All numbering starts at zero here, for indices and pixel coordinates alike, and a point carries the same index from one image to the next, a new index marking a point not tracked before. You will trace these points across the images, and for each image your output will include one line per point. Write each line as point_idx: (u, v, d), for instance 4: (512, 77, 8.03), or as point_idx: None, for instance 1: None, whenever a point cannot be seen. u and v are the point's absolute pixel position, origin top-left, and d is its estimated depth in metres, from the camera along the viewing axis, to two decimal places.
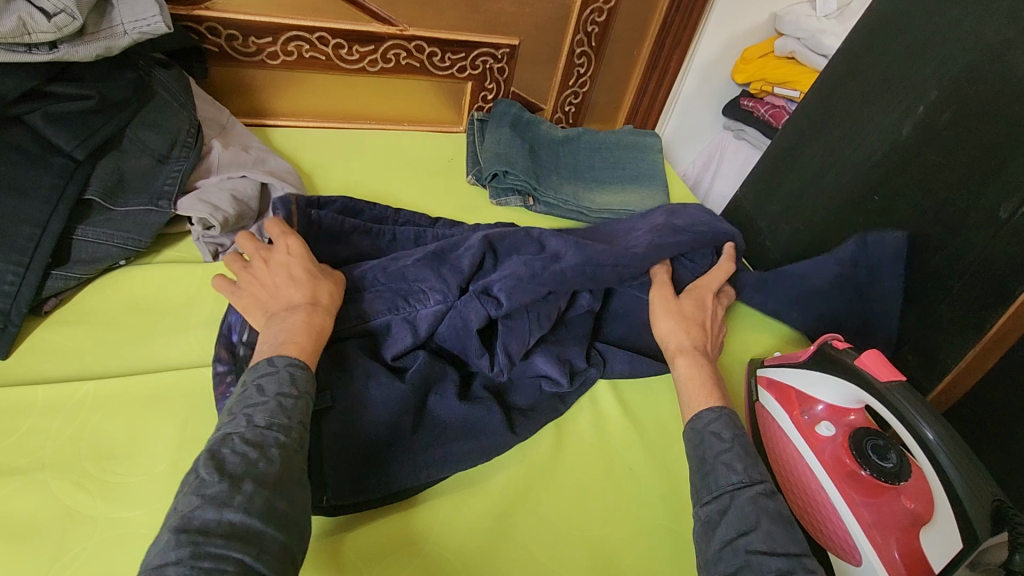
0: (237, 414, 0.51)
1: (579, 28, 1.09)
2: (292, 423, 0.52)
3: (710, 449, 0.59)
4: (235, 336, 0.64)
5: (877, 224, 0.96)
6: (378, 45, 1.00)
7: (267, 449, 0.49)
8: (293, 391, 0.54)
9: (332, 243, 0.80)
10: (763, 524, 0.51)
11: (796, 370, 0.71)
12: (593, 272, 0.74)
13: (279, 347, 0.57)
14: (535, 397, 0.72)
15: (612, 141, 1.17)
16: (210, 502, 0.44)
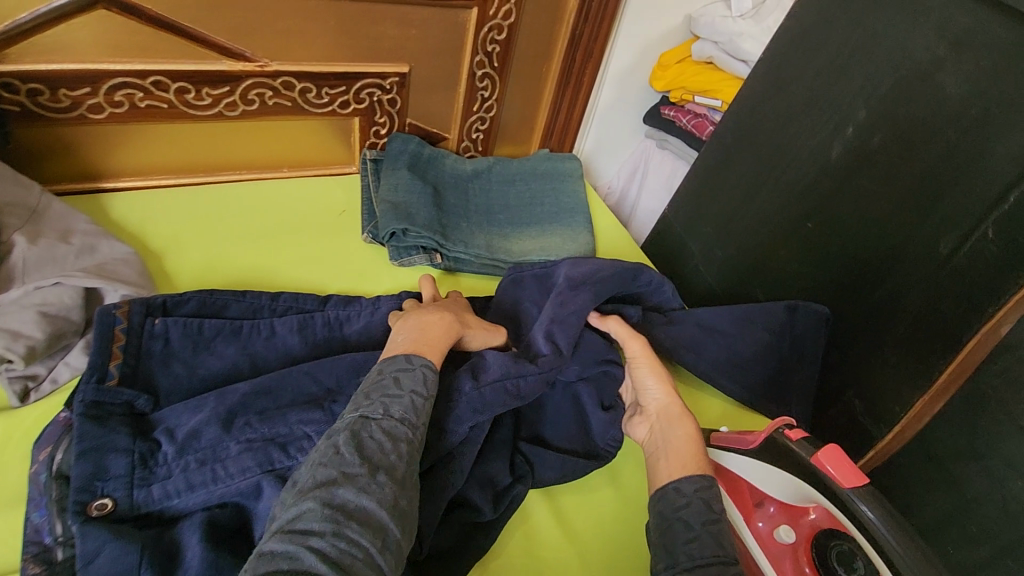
0: (376, 400, 0.54)
1: (477, 49, 0.95)
2: (420, 422, 0.55)
3: (695, 516, 0.54)
4: (46, 536, 0.51)
5: (812, 253, 0.89)
6: (234, 86, 0.83)
7: (398, 442, 0.52)
8: (425, 392, 0.57)
9: (186, 359, 0.64)
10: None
11: (745, 460, 0.63)
12: (517, 386, 0.64)
13: (415, 350, 0.60)
14: (455, 537, 0.62)
15: (527, 171, 1.05)
16: (350, 482, 0.48)
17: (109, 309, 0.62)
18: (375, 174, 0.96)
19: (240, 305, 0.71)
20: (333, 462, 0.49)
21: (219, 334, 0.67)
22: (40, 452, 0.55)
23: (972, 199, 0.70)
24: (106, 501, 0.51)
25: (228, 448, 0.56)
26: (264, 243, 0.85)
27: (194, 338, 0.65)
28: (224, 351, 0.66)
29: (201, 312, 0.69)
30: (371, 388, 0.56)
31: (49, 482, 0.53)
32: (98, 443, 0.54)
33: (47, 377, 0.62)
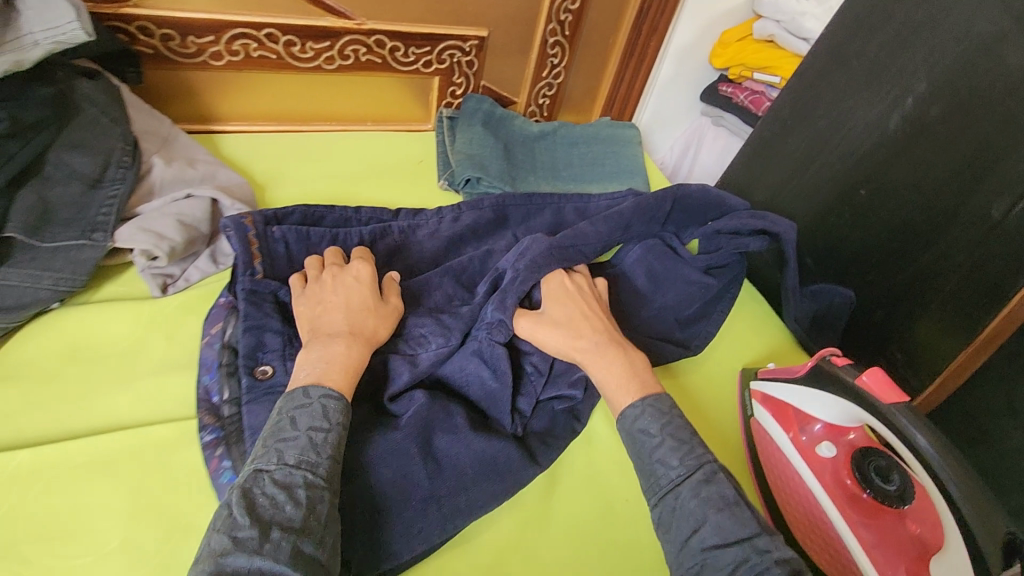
0: (269, 449, 0.49)
1: (552, 18, 1.02)
2: (323, 460, 0.50)
3: (643, 447, 0.57)
4: (216, 397, 0.61)
5: (863, 218, 0.93)
6: (334, 42, 0.92)
7: (294, 490, 0.47)
8: (325, 425, 0.52)
9: (300, 265, 0.74)
10: (710, 518, 0.51)
11: (792, 387, 0.68)
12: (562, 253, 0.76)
13: (317, 379, 0.55)
14: (548, 423, 0.69)
15: (590, 135, 1.12)
16: (242, 547, 0.43)
17: (238, 219, 0.71)
18: (450, 131, 1.04)
19: (331, 218, 0.80)
20: (223, 527, 0.44)
21: (324, 240, 0.76)
22: (211, 329, 0.66)
23: None
24: (267, 367, 0.62)
25: None
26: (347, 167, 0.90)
27: (305, 242, 0.74)
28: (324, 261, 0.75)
29: (304, 222, 0.77)
30: (267, 434, 0.51)
31: (221, 351, 0.64)
32: (258, 322, 0.64)
33: (184, 278, 0.71)
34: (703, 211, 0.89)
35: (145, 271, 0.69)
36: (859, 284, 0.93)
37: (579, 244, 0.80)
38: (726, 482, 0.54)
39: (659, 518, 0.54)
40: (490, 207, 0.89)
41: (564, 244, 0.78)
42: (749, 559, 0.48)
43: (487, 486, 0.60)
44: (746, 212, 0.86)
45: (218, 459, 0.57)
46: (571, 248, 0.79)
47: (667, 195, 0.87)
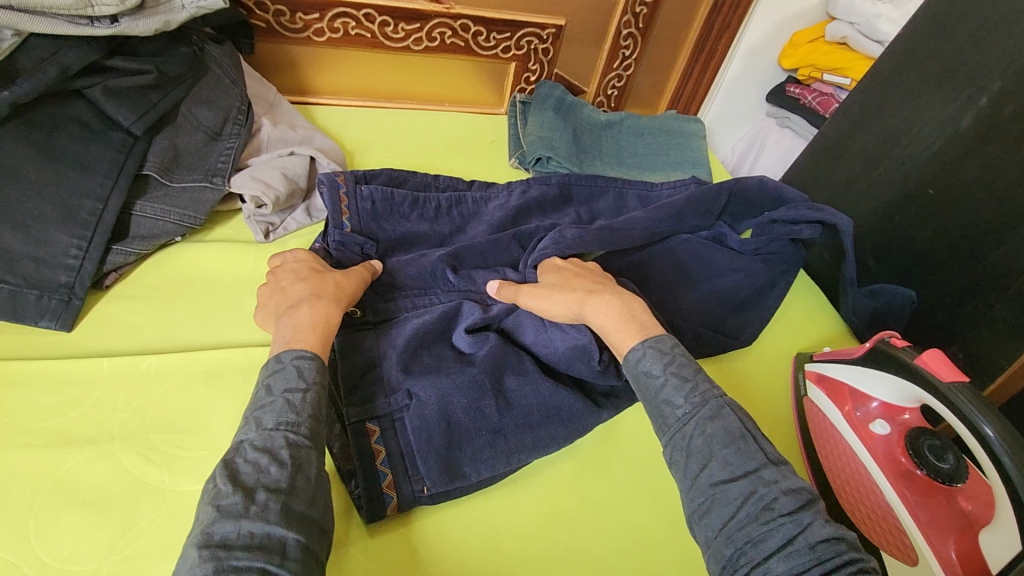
0: (249, 419, 0.51)
1: (627, 9, 1.06)
2: (303, 419, 0.51)
3: (651, 391, 0.56)
4: None
5: (930, 217, 0.93)
6: (424, 23, 0.99)
7: (278, 451, 0.48)
8: (301, 384, 0.53)
9: (383, 218, 0.81)
10: (717, 452, 0.50)
11: (850, 367, 0.71)
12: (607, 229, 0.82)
13: (287, 342, 0.57)
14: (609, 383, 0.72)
15: (655, 126, 1.15)
16: (229, 513, 0.43)
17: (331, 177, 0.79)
18: (522, 115, 1.09)
19: (414, 182, 0.87)
20: (210, 495, 0.45)
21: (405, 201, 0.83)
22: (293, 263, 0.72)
23: None
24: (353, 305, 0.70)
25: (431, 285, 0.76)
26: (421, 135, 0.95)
27: (389, 202, 0.81)
28: (405, 220, 0.82)
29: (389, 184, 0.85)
30: (247, 409, 0.53)
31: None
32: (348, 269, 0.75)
33: (281, 226, 0.78)
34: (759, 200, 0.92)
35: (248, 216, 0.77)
36: (922, 283, 0.94)
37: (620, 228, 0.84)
38: (733, 416, 0.52)
39: (672, 455, 0.53)
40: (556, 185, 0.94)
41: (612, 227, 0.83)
42: (756, 491, 0.48)
43: (549, 429, 0.66)
44: (805, 204, 0.88)
45: None
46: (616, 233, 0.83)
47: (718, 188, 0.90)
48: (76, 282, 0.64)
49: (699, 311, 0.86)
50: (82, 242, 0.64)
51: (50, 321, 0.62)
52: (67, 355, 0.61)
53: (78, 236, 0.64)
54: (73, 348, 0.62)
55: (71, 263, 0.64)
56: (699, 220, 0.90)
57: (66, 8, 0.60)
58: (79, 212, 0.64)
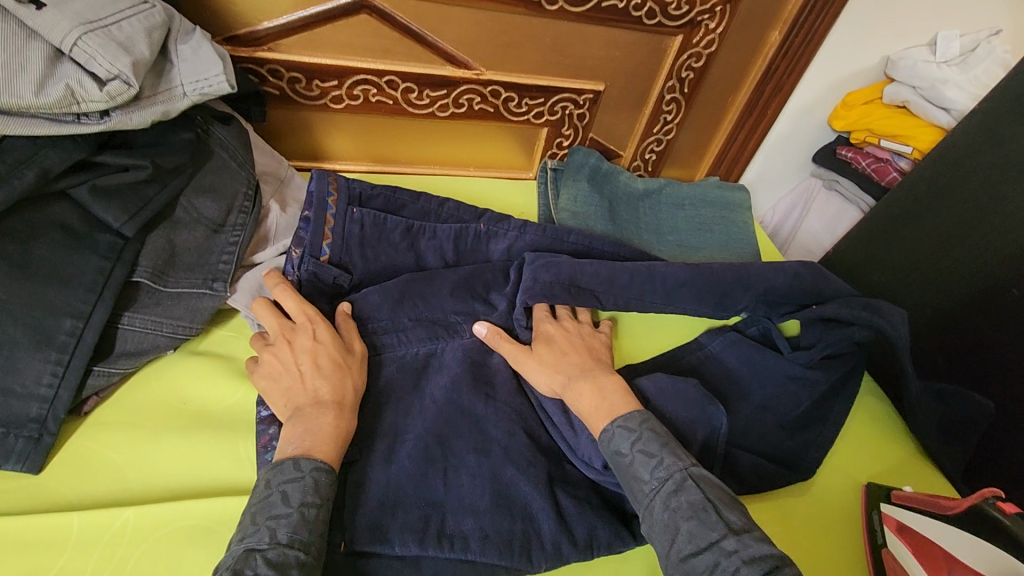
0: (260, 526, 0.51)
1: (673, 74, 0.97)
2: (312, 537, 0.51)
3: (626, 470, 0.60)
4: None
5: (1011, 320, 0.84)
6: (451, 89, 0.91)
7: (290, 571, 0.48)
8: (316, 499, 0.53)
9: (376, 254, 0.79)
10: (680, 525, 0.54)
11: (935, 521, 0.63)
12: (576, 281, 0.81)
13: (306, 452, 0.55)
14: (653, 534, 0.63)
15: (697, 196, 1.06)
16: None
17: (324, 174, 0.78)
18: (554, 184, 0.99)
19: (428, 243, 0.83)
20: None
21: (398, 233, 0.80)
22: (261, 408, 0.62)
23: None
24: None
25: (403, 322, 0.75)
26: (447, 213, 0.86)
27: (379, 229, 0.79)
28: (411, 334, 0.75)
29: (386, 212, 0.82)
30: (256, 509, 0.52)
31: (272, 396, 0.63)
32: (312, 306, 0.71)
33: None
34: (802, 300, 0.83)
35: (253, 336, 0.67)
36: (1000, 394, 0.85)
37: (601, 288, 0.81)
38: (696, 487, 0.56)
39: (649, 530, 0.57)
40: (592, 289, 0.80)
41: (583, 276, 0.81)
42: (719, 563, 0.51)
43: None
44: (860, 300, 0.80)
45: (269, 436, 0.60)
46: (590, 291, 0.81)
47: (731, 277, 0.82)
48: (49, 415, 0.56)
49: (749, 428, 0.77)
50: (58, 367, 0.56)
51: (16, 465, 0.54)
52: (36, 506, 0.54)
53: (53, 361, 0.56)
54: (43, 495, 0.54)
55: (44, 393, 0.56)
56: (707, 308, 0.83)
57: (48, 107, 0.52)
58: (57, 335, 0.56)
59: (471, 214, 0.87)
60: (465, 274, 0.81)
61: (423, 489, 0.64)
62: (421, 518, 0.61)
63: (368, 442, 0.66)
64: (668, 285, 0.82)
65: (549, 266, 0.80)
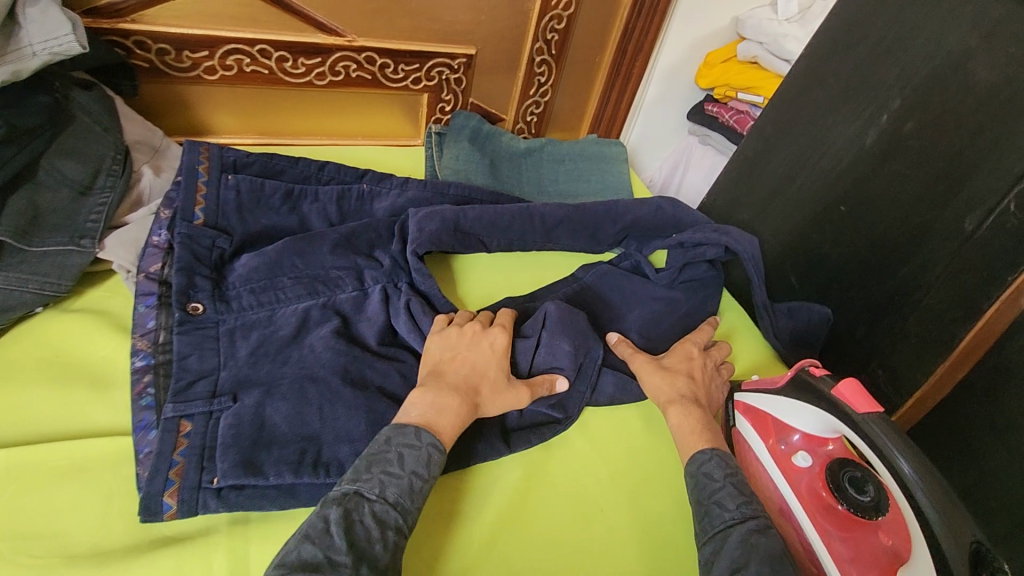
0: (376, 475, 0.55)
1: (538, 36, 1.05)
2: (413, 507, 0.55)
3: (704, 489, 0.61)
4: (150, 323, 0.67)
5: (844, 234, 0.94)
6: (325, 57, 0.94)
7: (387, 532, 0.52)
8: (425, 473, 0.56)
9: (255, 212, 0.80)
10: (752, 563, 0.52)
11: (769, 395, 0.69)
12: (463, 230, 0.83)
13: (426, 423, 0.59)
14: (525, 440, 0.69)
15: (577, 152, 1.14)
16: (335, 570, 0.47)
17: (196, 145, 0.80)
18: (439, 146, 1.05)
19: (311, 205, 0.84)
20: (320, 543, 0.49)
21: (277, 194, 0.82)
22: (133, 360, 0.64)
23: (997, 177, 0.75)
24: (198, 304, 0.69)
25: (283, 280, 0.75)
26: (329, 175, 0.88)
27: (257, 194, 0.81)
28: (291, 292, 0.74)
29: (263, 174, 0.84)
30: (372, 460, 0.56)
31: (153, 349, 0.65)
32: (189, 265, 0.71)
33: (161, 329, 0.66)
34: (662, 231, 0.91)
35: (137, 307, 0.67)
36: (842, 300, 0.94)
37: (486, 234, 0.86)
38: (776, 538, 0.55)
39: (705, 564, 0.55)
40: (477, 237, 0.86)
41: (468, 222, 0.83)
42: None
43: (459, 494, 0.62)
44: (710, 225, 0.88)
45: (144, 384, 0.62)
46: (474, 237, 0.85)
47: (601, 213, 0.89)
48: None
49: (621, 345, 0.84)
50: None
51: None
52: None
53: None
54: None
55: None
56: (578, 243, 0.91)
57: None
58: None
59: (352, 175, 0.89)
60: (347, 231, 0.80)
61: (299, 426, 0.61)
62: (298, 451, 0.59)
63: (241, 389, 0.63)
64: (547, 225, 0.88)
65: (433, 215, 0.81)
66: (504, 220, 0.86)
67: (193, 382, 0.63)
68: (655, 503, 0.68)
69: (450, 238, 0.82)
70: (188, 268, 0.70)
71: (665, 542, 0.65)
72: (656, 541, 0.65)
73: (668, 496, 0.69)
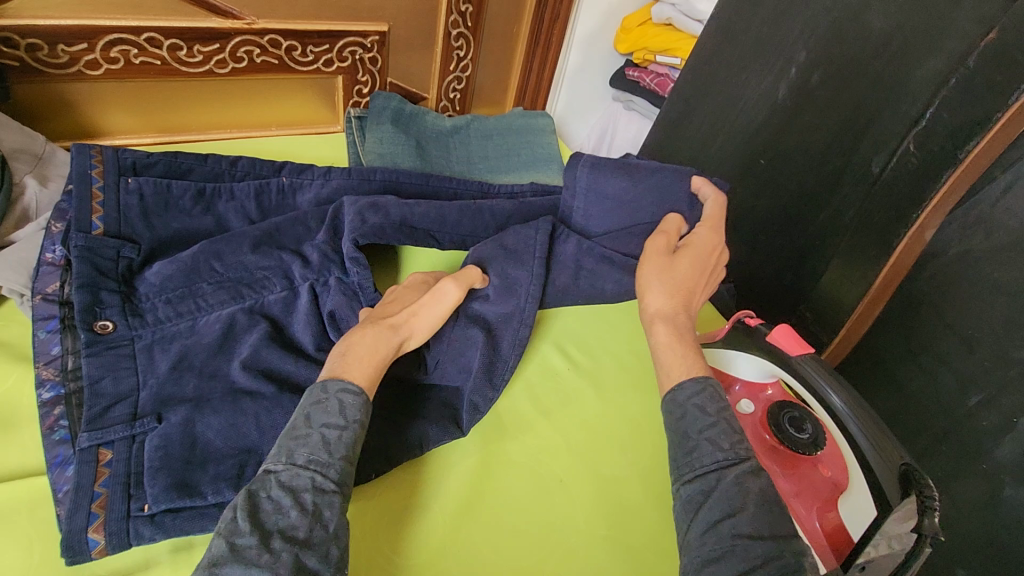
0: (282, 447, 0.51)
1: (452, 9, 1.01)
2: (335, 459, 0.51)
3: (693, 424, 0.55)
4: (54, 348, 0.61)
5: (764, 187, 0.98)
6: (223, 43, 0.87)
7: (301, 495, 0.48)
8: (340, 421, 0.52)
9: (162, 216, 0.74)
10: (748, 506, 0.49)
11: (712, 349, 0.71)
12: (411, 227, 0.77)
13: (334, 374, 0.56)
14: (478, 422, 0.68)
15: (503, 127, 1.12)
16: (238, 559, 0.43)
17: (86, 148, 0.73)
18: (361, 131, 1.01)
19: (227, 205, 0.79)
20: (224, 533, 0.45)
21: (186, 193, 0.76)
22: (40, 392, 0.59)
23: (896, 122, 0.79)
24: (107, 322, 0.64)
25: (202, 287, 0.70)
26: (243, 170, 0.83)
27: (163, 197, 0.75)
28: (212, 298, 0.70)
29: (168, 174, 0.78)
30: (285, 432, 0.52)
31: (62, 377, 0.60)
32: (92, 280, 0.65)
33: (68, 354, 0.61)
34: None
35: (37, 333, 0.62)
36: (768, 251, 0.99)
37: (435, 228, 0.79)
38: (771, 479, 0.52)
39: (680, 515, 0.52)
40: (425, 229, 0.78)
41: (414, 216, 0.78)
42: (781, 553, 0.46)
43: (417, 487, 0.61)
44: None
45: (55, 417, 0.57)
46: (423, 231, 0.78)
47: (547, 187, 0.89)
48: None
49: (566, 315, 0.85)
50: None
51: None
52: None
53: None
54: None
55: None
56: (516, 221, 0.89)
57: None
58: None
59: (269, 168, 0.85)
60: (267, 228, 0.76)
61: (235, 439, 0.58)
62: (236, 466, 0.56)
63: (167, 408, 0.59)
64: (497, 220, 0.83)
65: (374, 207, 0.77)
66: (458, 218, 0.81)
67: (109, 407, 0.58)
68: (612, 468, 0.69)
69: (397, 233, 0.76)
70: (92, 284, 0.65)
71: (621, 503, 0.66)
72: (616, 503, 0.66)
73: (620, 458, 0.70)
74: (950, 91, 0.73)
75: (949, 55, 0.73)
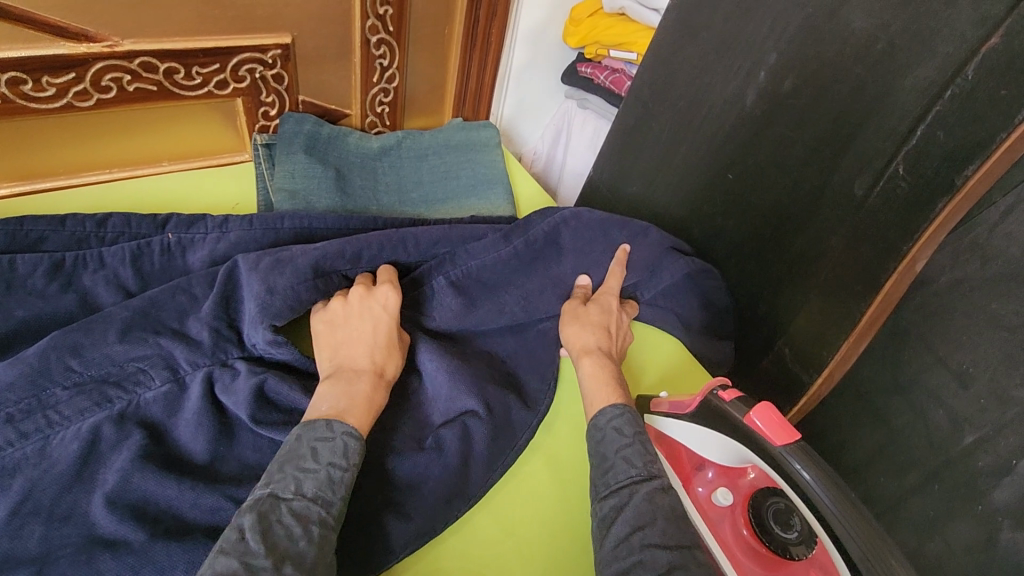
0: (288, 475, 0.49)
1: (367, 12, 0.86)
2: (337, 498, 0.50)
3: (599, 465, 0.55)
4: None
5: (734, 205, 0.87)
6: (81, 72, 0.72)
7: (310, 526, 0.47)
8: (345, 462, 0.52)
9: (5, 303, 0.61)
10: (658, 520, 0.48)
11: (683, 424, 0.62)
12: (323, 277, 0.67)
13: (339, 413, 0.54)
14: (410, 535, 0.58)
15: (439, 144, 0.99)
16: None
17: None
18: (270, 161, 0.88)
19: (92, 277, 0.65)
20: (234, 552, 0.43)
21: (38, 271, 0.63)
22: None
23: (881, 137, 0.69)
24: None
25: (55, 394, 0.56)
26: (113, 231, 0.69)
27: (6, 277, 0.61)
28: (69, 408, 0.56)
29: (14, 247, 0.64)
30: (284, 460, 0.50)
31: None
32: None
33: None
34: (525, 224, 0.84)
35: None
36: (741, 275, 0.89)
37: (350, 266, 0.70)
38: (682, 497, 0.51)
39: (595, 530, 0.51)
40: (340, 271, 0.69)
41: (327, 259, 0.68)
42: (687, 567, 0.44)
43: None
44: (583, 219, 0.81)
45: None
46: (336, 273, 0.69)
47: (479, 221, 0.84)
48: None
49: (515, 377, 0.74)
50: None
51: None
52: None
53: None
54: None
55: None
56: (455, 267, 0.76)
57: None
58: None
59: (149, 225, 0.70)
60: (141, 305, 0.62)
61: None
62: None
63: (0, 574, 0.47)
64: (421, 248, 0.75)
65: (280, 267, 0.65)
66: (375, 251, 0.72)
67: None
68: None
69: (312, 290, 0.66)
70: None
71: None
72: None
73: (577, 562, 0.60)
74: (944, 105, 0.63)
75: (943, 62, 0.62)
